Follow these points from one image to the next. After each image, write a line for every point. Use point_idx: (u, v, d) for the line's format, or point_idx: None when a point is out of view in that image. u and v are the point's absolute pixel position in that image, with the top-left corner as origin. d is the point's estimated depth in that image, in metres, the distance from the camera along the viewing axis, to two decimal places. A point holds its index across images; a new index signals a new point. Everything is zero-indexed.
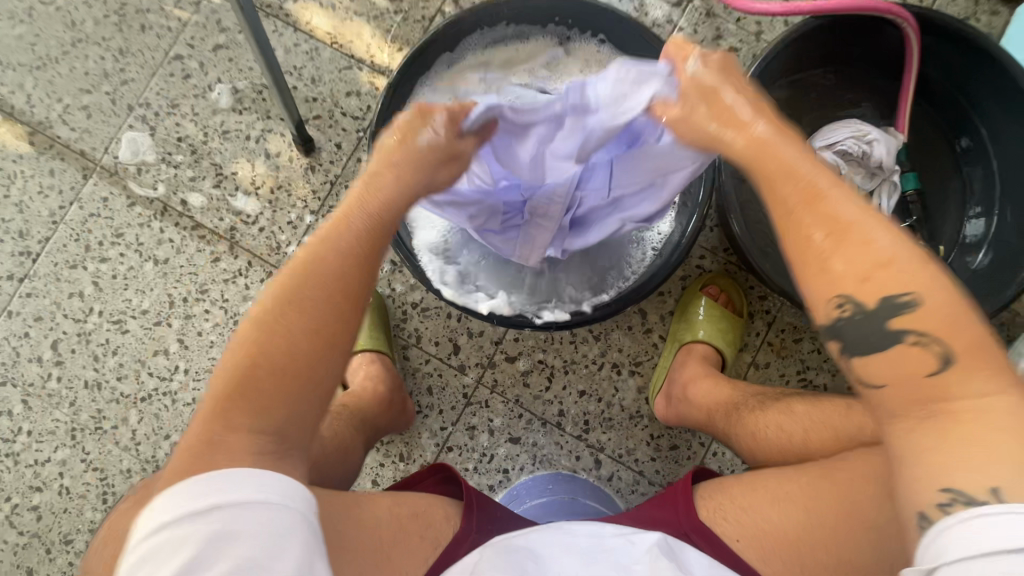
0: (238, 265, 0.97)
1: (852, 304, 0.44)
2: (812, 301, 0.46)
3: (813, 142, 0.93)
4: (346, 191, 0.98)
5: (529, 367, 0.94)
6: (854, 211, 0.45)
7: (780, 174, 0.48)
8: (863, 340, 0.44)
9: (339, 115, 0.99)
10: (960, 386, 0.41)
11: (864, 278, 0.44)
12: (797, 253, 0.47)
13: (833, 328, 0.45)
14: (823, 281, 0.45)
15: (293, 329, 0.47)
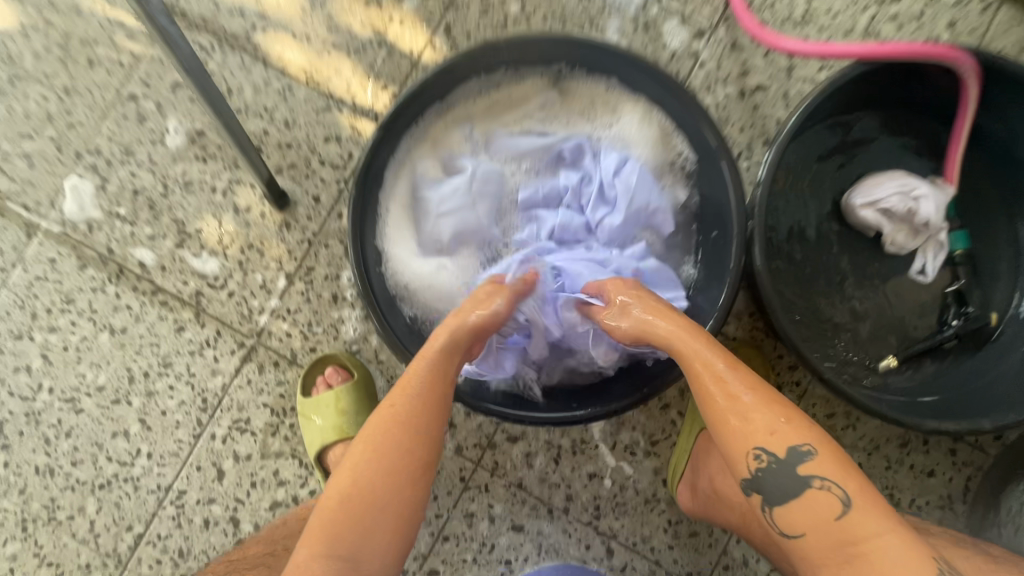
0: (205, 335, 0.86)
1: (762, 468, 0.52)
2: (740, 472, 0.54)
3: (852, 197, 0.83)
4: (326, 250, 0.87)
5: (535, 448, 0.85)
6: (734, 371, 0.56)
7: (695, 338, 0.59)
8: (777, 491, 0.52)
9: (318, 164, 0.88)
10: (878, 532, 0.48)
11: (771, 431, 0.52)
12: (739, 429, 0.53)
13: (756, 481, 0.53)
14: (741, 439, 0.53)
15: (397, 475, 0.51)
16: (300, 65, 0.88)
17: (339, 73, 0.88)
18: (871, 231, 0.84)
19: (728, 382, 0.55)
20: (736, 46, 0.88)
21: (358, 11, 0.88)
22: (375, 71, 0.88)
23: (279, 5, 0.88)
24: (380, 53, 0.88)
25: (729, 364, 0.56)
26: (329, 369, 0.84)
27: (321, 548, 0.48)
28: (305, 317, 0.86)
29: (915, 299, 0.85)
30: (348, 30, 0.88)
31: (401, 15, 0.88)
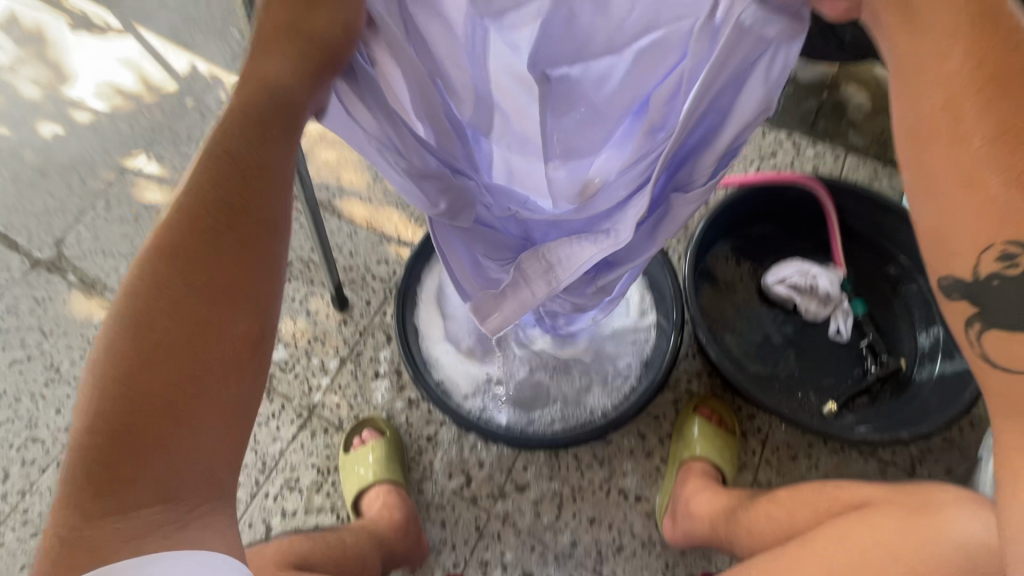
0: (272, 409, 1.08)
1: (1000, 280, 0.42)
2: (958, 271, 0.44)
3: (767, 279, 1.10)
4: (372, 339, 1.14)
5: (540, 495, 0.98)
6: (956, 106, 0.40)
7: (936, 121, 0.41)
8: (1003, 309, 0.44)
9: (370, 278, 1.20)
10: None
11: (1006, 222, 0.40)
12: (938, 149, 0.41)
13: (978, 289, 0.44)
14: (970, 229, 0.41)
15: (204, 389, 0.49)
16: (363, 215, 1.27)
17: (391, 219, 1.26)
18: (790, 305, 1.10)
19: (994, 141, 0.39)
20: None
21: None
22: (416, 217, 1.26)
23: (353, 181, 1.31)
24: None
25: (985, 133, 0.39)
26: (365, 430, 1.03)
27: (129, 486, 0.50)
28: (354, 391, 1.09)
29: (841, 355, 1.06)
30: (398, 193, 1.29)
31: None
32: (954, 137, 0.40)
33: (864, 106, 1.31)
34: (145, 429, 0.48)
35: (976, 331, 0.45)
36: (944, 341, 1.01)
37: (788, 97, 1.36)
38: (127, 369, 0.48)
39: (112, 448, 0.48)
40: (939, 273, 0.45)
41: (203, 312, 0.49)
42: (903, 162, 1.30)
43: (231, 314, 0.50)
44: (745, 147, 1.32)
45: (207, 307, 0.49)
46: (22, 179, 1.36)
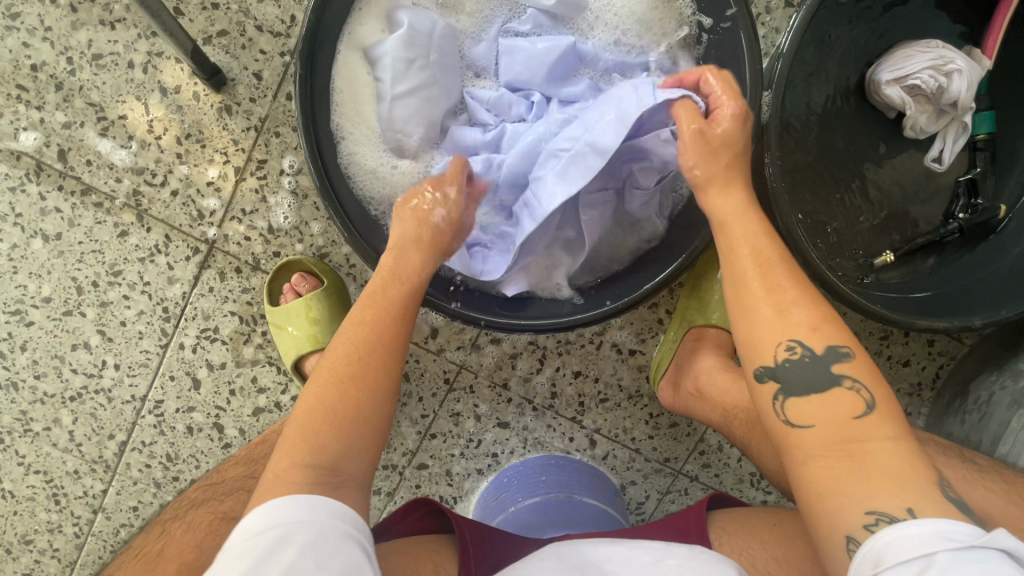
0: (152, 241, 0.78)
1: (794, 347, 0.48)
2: (761, 332, 0.50)
3: (878, 75, 0.74)
4: (278, 140, 0.76)
5: (520, 349, 0.84)
6: (774, 273, 0.51)
7: (772, 265, 0.52)
8: (798, 380, 0.48)
9: (255, 29, 0.73)
10: (882, 435, 0.45)
11: (813, 327, 0.49)
12: (781, 305, 0.50)
13: (776, 368, 0.49)
14: (769, 330, 0.49)
15: (365, 406, 0.52)
16: None
17: None
18: (892, 112, 0.77)
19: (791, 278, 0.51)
20: None
21: None
22: None
23: None
24: None
25: (787, 281, 0.51)
26: (295, 276, 0.77)
27: (295, 478, 0.47)
28: (266, 219, 0.77)
29: (927, 186, 0.80)
30: None
31: None
32: (784, 264, 0.52)
33: None
34: (331, 417, 0.51)
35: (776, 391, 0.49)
36: None
37: None
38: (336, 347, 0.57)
39: (304, 429, 0.51)
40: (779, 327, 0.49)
41: (357, 341, 0.56)
42: None
43: (390, 344, 0.57)
44: None
45: (372, 340, 0.56)
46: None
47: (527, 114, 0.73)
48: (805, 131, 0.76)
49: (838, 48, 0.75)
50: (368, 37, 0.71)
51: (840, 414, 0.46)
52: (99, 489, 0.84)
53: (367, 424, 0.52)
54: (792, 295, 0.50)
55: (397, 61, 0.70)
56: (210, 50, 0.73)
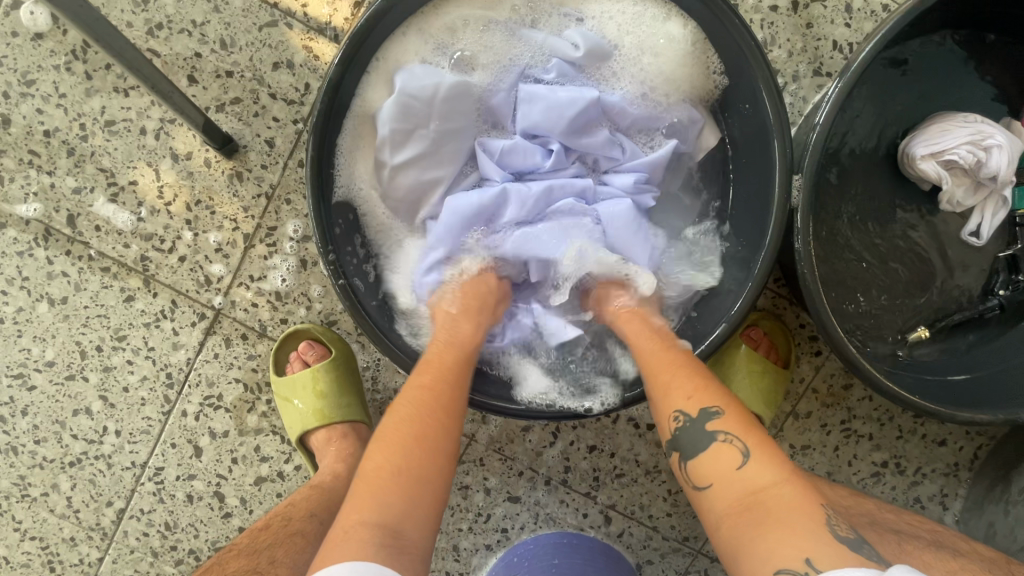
0: (158, 307, 0.76)
1: (681, 417, 0.53)
2: (662, 425, 0.55)
3: (912, 148, 0.70)
4: (288, 208, 0.74)
5: (532, 422, 0.80)
6: (659, 354, 0.58)
7: (651, 343, 0.60)
8: (694, 447, 0.52)
9: (269, 97, 0.72)
10: (772, 483, 0.48)
11: (689, 395, 0.53)
12: (665, 381, 0.56)
13: (673, 439, 0.53)
14: (660, 406, 0.55)
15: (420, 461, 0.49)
16: None
17: None
18: (928, 185, 0.72)
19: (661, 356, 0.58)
20: None
21: None
22: None
23: None
24: None
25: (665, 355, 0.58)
26: (302, 344, 0.75)
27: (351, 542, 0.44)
28: (274, 286, 0.75)
29: (963, 262, 0.76)
30: None
31: None
32: (664, 347, 0.60)
33: None
34: (384, 475, 0.48)
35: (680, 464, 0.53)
36: None
37: None
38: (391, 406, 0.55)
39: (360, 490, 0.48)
40: (672, 403, 0.54)
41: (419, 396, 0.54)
42: None
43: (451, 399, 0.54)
44: None
45: (432, 397, 0.54)
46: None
47: (545, 161, 0.71)
48: (833, 205, 0.73)
49: (867, 120, 0.72)
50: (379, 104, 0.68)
51: (729, 461, 0.50)
52: (95, 557, 0.81)
53: (429, 479, 0.49)
54: (674, 369, 0.56)
55: (398, 130, 0.68)
56: (222, 117, 0.72)
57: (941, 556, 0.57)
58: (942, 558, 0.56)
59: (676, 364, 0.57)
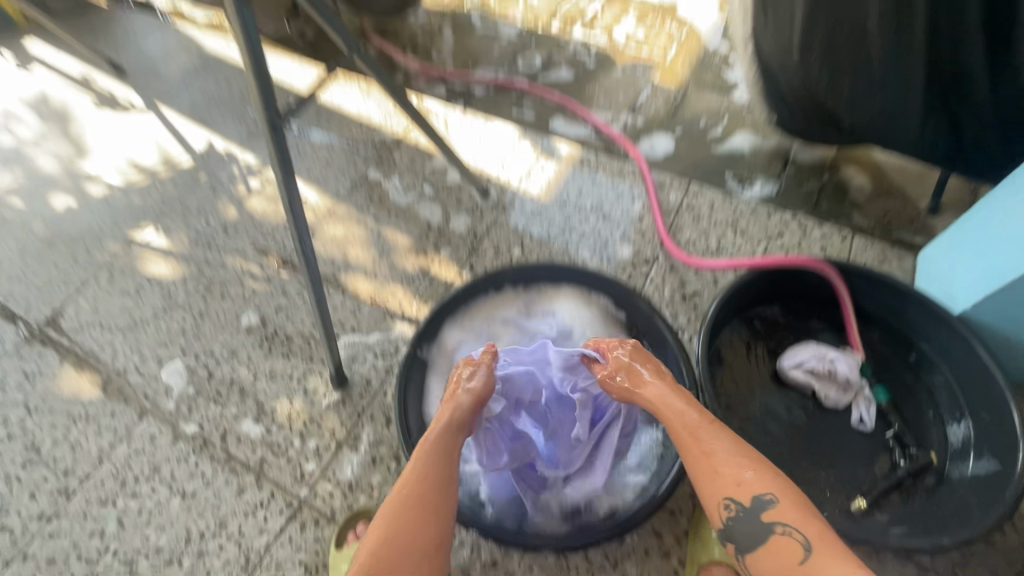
0: (260, 497, 1.01)
1: (733, 505, 0.69)
2: (710, 505, 0.72)
3: (783, 363, 1.06)
4: (370, 423, 1.08)
5: None
6: (705, 438, 0.74)
7: (703, 428, 0.75)
8: (752, 532, 0.68)
9: (373, 356, 1.17)
10: (822, 561, 0.63)
11: (738, 484, 0.70)
12: (717, 474, 0.71)
13: (730, 526, 0.70)
14: (714, 494, 0.71)
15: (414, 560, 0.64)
16: (368, 291, 1.27)
17: (395, 295, 1.26)
18: (807, 390, 1.05)
19: (722, 462, 0.71)
20: (673, 269, 1.25)
21: (411, 258, 1.31)
22: (420, 294, 1.26)
23: (359, 256, 1.32)
24: (425, 282, 1.28)
25: (725, 452, 0.72)
26: (361, 524, 0.95)
27: None
28: (349, 480, 1.02)
29: (863, 446, 1.00)
30: (403, 269, 1.30)
31: (439, 259, 1.31)
32: (701, 423, 0.75)
33: (864, 189, 1.41)
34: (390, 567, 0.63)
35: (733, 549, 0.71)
36: (973, 439, 0.95)
37: (792, 178, 1.43)
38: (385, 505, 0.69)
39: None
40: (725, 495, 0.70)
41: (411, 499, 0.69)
42: (907, 243, 1.33)
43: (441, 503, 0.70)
44: (750, 228, 1.34)
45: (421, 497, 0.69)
46: (29, 249, 1.37)
47: None
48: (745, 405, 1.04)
49: (753, 353, 1.10)
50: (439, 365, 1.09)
51: (791, 550, 0.66)
52: None
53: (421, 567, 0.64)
54: (725, 462, 0.71)
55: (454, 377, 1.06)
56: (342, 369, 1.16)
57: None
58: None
59: (721, 457, 0.72)
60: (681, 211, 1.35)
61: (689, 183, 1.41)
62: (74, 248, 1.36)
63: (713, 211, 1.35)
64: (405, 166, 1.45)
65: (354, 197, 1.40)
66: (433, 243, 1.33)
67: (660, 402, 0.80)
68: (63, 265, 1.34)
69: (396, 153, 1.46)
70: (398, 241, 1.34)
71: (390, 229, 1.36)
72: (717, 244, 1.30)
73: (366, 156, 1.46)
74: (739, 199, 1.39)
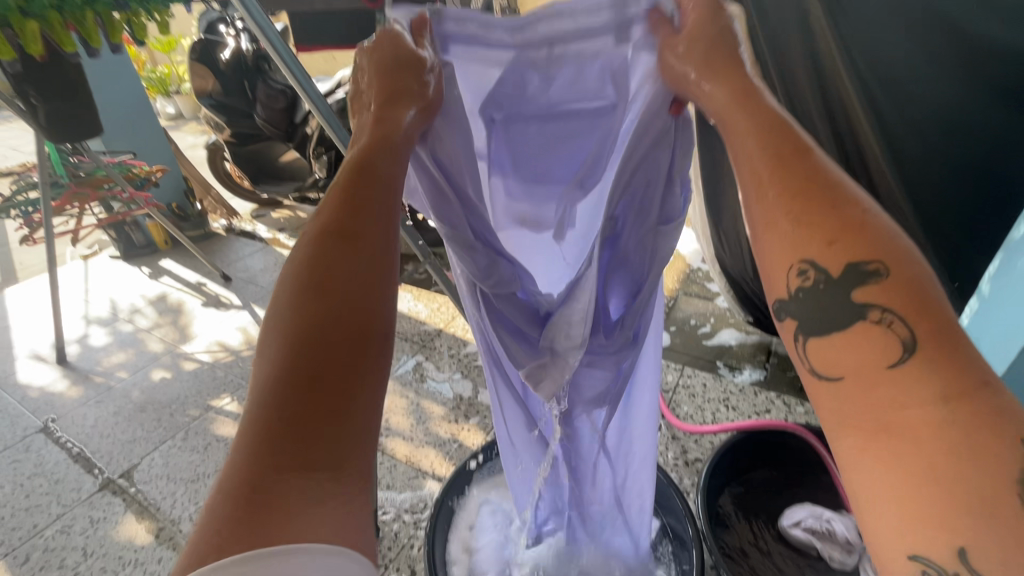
0: None
1: (803, 291, 0.45)
2: (777, 295, 0.47)
3: (783, 524, 1.15)
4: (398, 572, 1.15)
5: None
6: (788, 175, 0.46)
7: (784, 159, 0.46)
8: (819, 321, 0.45)
9: (404, 511, 1.27)
10: (905, 402, 0.38)
11: (828, 241, 0.44)
12: (790, 231, 0.45)
13: (799, 300, 0.46)
14: (781, 249, 0.46)
15: (331, 379, 0.43)
16: (403, 452, 1.42)
17: (427, 456, 1.40)
18: (813, 550, 1.11)
19: (789, 218, 0.45)
20: (675, 436, 1.40)
21: (444, 423, 1.50)
22: (450, 454, 1.40)
23: (399, 422, 1.51)
24: (454, 445, 1.43)
25: (797, 220, 0.45)
26: None
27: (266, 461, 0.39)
28: None
29: None
30: (437, 432, 1.47)
31: (469, 424, 1.49)
32: (786, 156, 0.47)
33: None
34: (287, 404, 0.41)
35: (801, 342, 0.46)
36: None
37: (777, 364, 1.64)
38: (270, 339, 0.45)
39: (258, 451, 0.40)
40: (796, 263, 0.45)
41: (310, 309, 0.45)
42: None
43: (357, 303, 0.46)
44: (740, 402, 1.52)
45: (319, 298, 0.46)
46: (122, 412, 1.63)
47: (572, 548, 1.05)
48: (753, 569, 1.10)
49: (754, 516, 1.20)
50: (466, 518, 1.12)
51: (899, 352, 0.40)
52: None
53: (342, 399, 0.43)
54: (813, 210, 0.45)
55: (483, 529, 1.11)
56: None
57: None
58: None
59: (808, 189, 0.45)
60: (677, 389, 1.57)
61: (682, 367, 1.66)
62: (163, 411, 1.62)
63: (706, 388, 1.56)
64: (442, 351, 1.76)
65: (400, 374, 1.68)
66: (461, 413, 1.52)
67: (729, 138, 0.50)
68: (146, 429, 1.56)
69: (436, 341, 1.81)
70: (433, 410, 1.54)
71: (426, 400, 1.58)
72: (712, 416, 1.48)
73: (411, 345, 1.81)
74: (729, 379, 1.61)
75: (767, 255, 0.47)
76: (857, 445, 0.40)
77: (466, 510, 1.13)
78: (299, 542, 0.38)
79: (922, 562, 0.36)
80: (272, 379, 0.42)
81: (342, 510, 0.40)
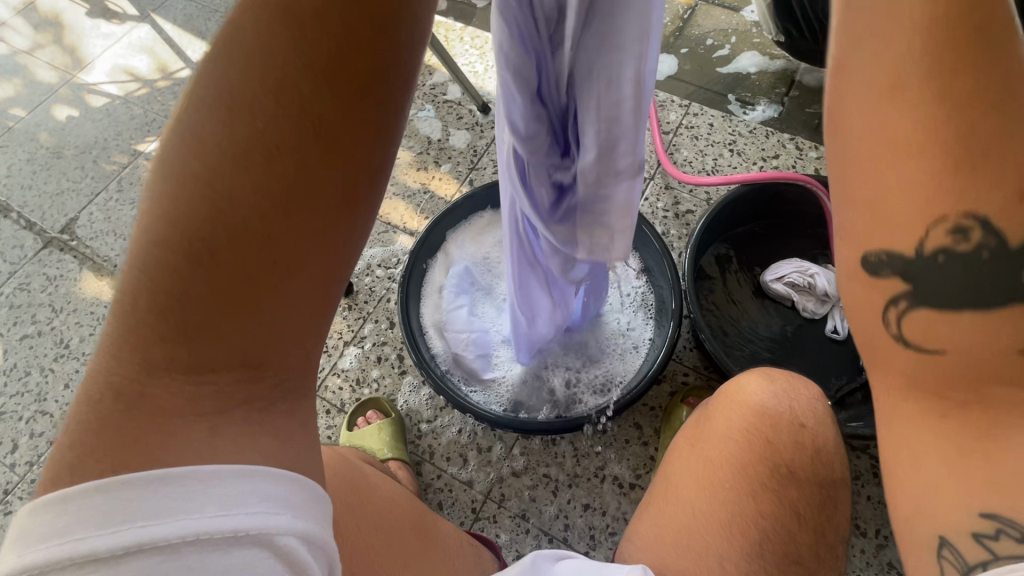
0: None
1: (944, 255, 0.36)
2: (883, 243, 0.36)
3: (765, 277, 1.13)
4: (376, 325, 1.16)
5: (534, 481, 1.02)
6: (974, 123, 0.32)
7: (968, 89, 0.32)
8: (936, 286, 0.37)
9: (375, 264, 1.22)
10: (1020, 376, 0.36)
11: (992, 186, 0.33)
12: (938, 186, 0.34)
13: (916, 266, 0.36)
14: (895, 213, 0.35)
15: (288, 240, 0.30)
16: None
17: (396, 209, 1.28)
18: (787, 302, 1.12)
19: (930, 166, 0.33)
20: (668, 187, 1.28)
21: (413, 173, 1.31)
22: (422, 208, 1.28)
23: None
24: (425, 197, 1.29)
25: (939, 154, 0.33)
26: (370, 411, 1.07)
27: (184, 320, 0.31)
28: (355, 375, 1.12)
29: (835, 352, 1.08)
30: (406, 184, 1.30)
31: (440, 173, 1.31)
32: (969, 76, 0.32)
33: None
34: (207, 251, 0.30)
35: (901, 307, 0.38)
36: None
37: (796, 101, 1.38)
38: (190, 132, 0.29)
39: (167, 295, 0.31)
40: (932, 215, 0.34)
41: (243, 124, 0.29)
42: None
43: (316, 128, 0.29)
44: (747, 148, 1.33)
45: (274, 117, 0.28)
46: (38, 160, 1.39)
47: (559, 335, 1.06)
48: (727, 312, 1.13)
49: (740, 264, 1.17)
50: (434, 276, 1.09)
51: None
52: None
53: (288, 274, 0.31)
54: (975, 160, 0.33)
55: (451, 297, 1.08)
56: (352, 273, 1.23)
57: (744, 505, 0.69)
58: (736, 479, 0.70)
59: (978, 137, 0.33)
60: (679, 131, 1.36)
61: (689, 104, 1.39)
62: (81, 158, 1.39)
63: (712, 131, 1.35)
64: None
65: None
66: (433, 158, 1.33)
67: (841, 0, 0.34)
68: (73, 176, 1.36)
69: None
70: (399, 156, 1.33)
71: None
72: (713, 165, 1.31)
73: None
74: (739, 120, 1.37)
75: (860, 203, 0.36)
76: (954, 407, 0.38)
77: (439, 266, 1.10)
78: (263, 349, 0.33)
79: (1001, 522, 0.36)
80: (190, 198, 0.29)
81: (304, 336, 0.35)
